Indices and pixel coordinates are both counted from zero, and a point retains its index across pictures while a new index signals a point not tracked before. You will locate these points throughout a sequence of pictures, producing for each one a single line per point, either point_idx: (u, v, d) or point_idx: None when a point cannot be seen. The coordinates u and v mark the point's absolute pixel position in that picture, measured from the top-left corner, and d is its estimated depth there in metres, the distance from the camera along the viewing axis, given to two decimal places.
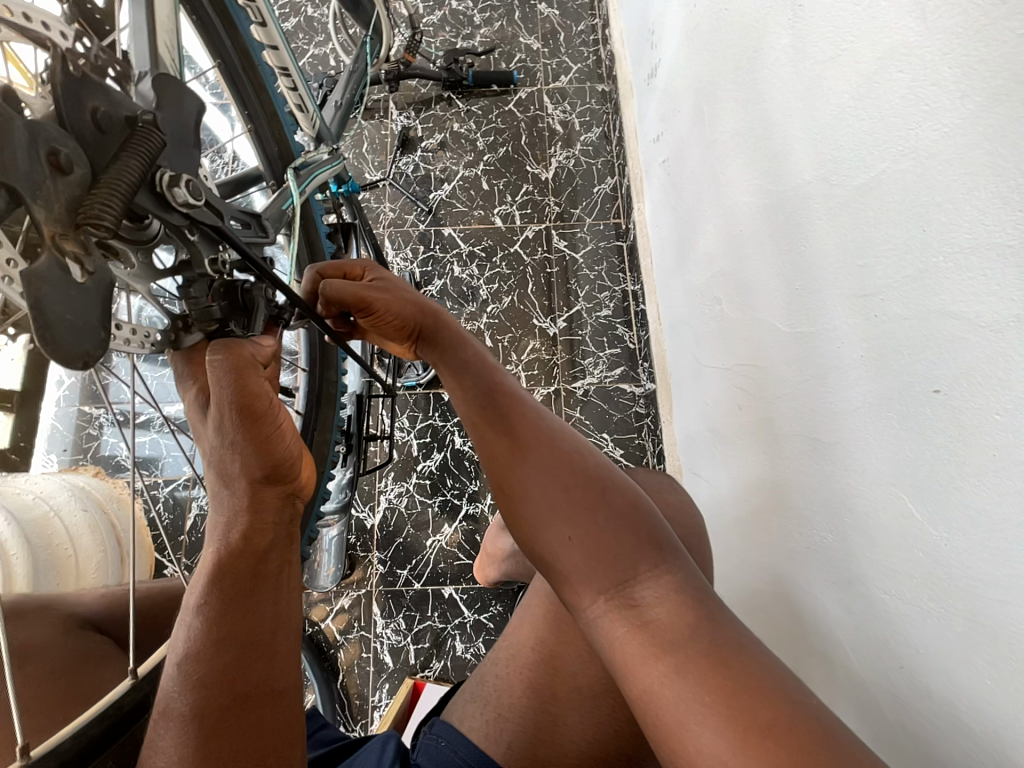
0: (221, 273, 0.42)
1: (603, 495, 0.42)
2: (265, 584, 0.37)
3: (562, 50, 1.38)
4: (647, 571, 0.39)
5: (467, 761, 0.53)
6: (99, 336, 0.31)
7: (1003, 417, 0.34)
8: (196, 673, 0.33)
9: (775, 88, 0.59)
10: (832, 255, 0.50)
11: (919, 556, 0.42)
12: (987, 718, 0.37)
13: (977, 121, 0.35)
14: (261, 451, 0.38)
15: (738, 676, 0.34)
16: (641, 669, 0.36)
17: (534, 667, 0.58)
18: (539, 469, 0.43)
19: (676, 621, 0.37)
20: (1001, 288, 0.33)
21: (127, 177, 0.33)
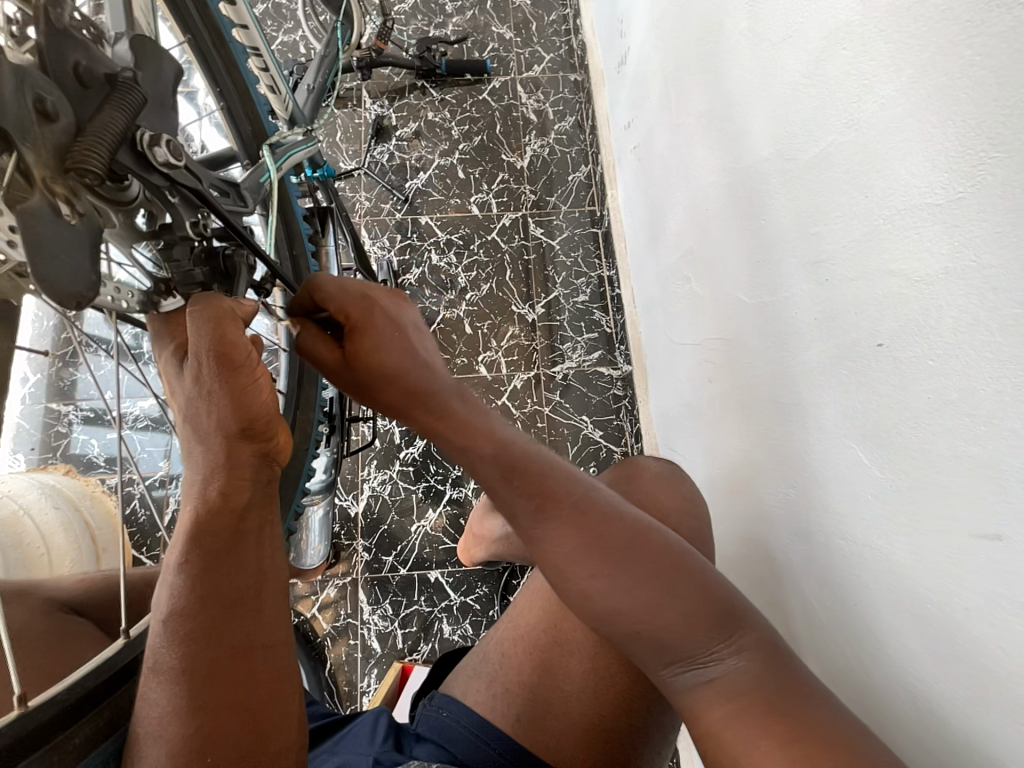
0: (202, 236, 0.42)
1: (671, 576, 0.42)
2: (245, 542, 0.39)
3: (535, 39, 1.39)
4: (708, 636, 0.42)
5: (470, 729, 0.54)
6: (88, 279, 0.32)
7: (936, 363, 0.37)
8: (183, 628, 0.36)
9: (735, 70, 0.61)
10: (788, 226, 0.53)
11: (868, 498, 0.45)
12: (923, 641, 0.41)
13: (909, 91, 0.38)
14: (236, 405, 0.38)
15: (795, 725, 0.38)
16: (711, 720, 0.40)
17: (543, 646, 0.58)
18: (604, 552, 0.43)
19: (751, 685, 0.40)
20: (931, 244, 0.37)
21: (115, 127, 0.32)
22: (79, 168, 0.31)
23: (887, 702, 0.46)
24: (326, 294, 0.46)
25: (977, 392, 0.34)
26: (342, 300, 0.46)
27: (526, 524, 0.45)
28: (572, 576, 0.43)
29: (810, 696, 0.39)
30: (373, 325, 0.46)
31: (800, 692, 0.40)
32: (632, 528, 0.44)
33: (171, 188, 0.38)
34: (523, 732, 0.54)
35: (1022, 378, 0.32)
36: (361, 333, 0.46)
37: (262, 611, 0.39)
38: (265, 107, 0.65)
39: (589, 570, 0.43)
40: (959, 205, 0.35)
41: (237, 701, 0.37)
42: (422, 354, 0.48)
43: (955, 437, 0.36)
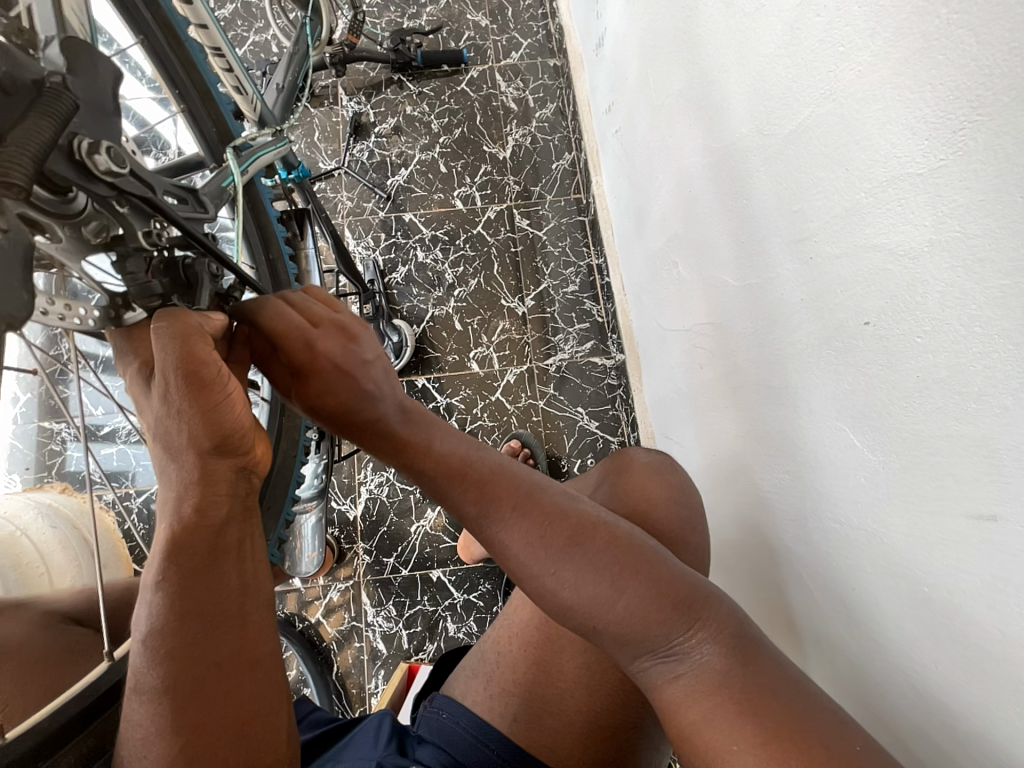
0: (157, 246, 0.40)
1: (622, 571, 0.42)
2: (227, 556, 0.37)
3: (511, 25, 1.36)
4: (672, 627, 0.41)
5: (469, 731, 0.54)
6: (21, 297, 0.30)
7: (922, 339, 0.36)
8: (163, 648, 0.34)
9: (711, 44, 0.59)
10: (771, 203, 0.51)
11: (862, 481, 0.44)
12: (920, 626, 0.40)
13: (885, 57, 0.36)
14: (208, 421, 0.37)
15: (771, 716, 0.36)
16: (680, 715, 0.39)
17: (536, 647, 0.57)
18: (551, 550, 0.43)
19: (717, 677, 0.39)
20: (914, 216, 0.35)
21: (39, 137, 0.30)
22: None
23: (889, 684, 0.45)
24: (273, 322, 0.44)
25: (966, 368, 0.33)
26: (283, 334, 0.44)
27: (478, 525, 0.46)
28: (525, 575, 0.44)
29: (780, 686, 0.38)
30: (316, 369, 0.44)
31: (789, 687, 0.38)
32: (580, 523, 0.44)
33: (119, 198, 0.37)
34: (523, 732, 0.53)
35: (1011, 353, 0.30)
36: (304, 373, 0.45)
37: (247, 626, 0.37)
38: (231, 107, 0.63)
39: (539, 566, 0.43)
40: (940, 173, 0.33)
41: (224, 721, 0.34)
42: (368, 388, 0.46)
43: (946, 416, 0.35)
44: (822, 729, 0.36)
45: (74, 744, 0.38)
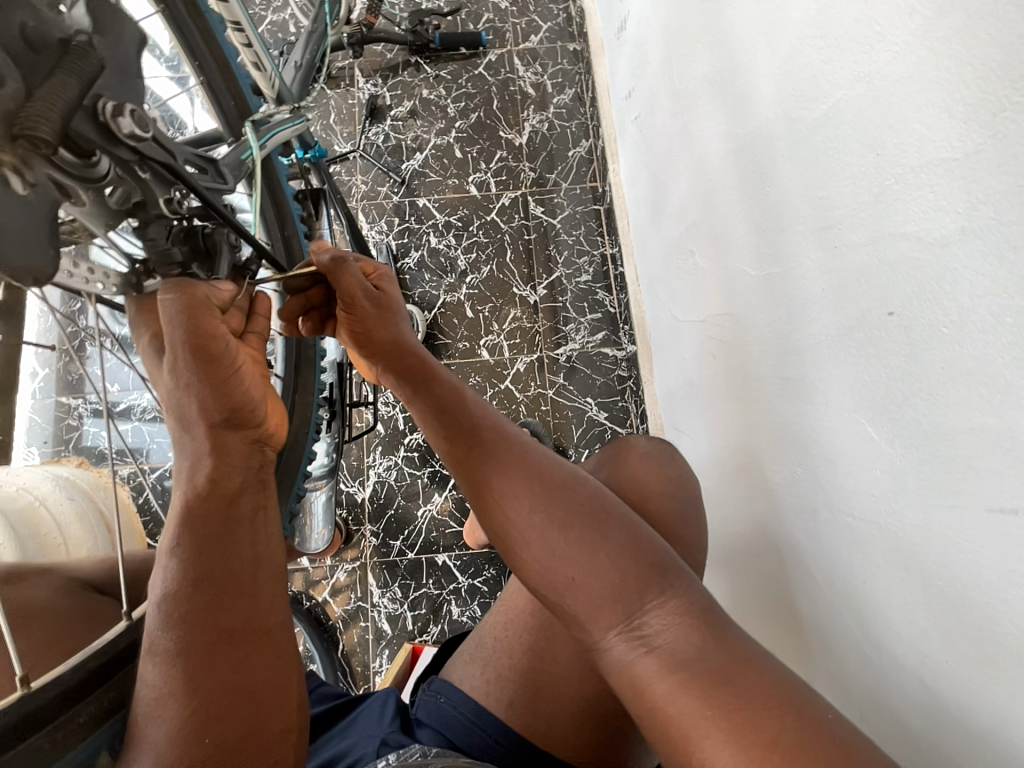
0: (178, 214, 0.40)
1: (605, 527, 0.43)
2: (239, 527, 0.38)
3: (531, 8, 1.34)
4: (649, 596, 0.41)
5: (467, 715, 0.55)
6: (48, 254, 0.32)
7: (950, 329, 0.35)
8: (178, 612, 0.35)
9: (739, 26, 0.58)
10: (795, 191, 0.50)
11: (878, 474, 0.43)
12: (938, 623, 0.40)
13: (924, 36, 0.35)
14: (220, 393, 0.38)
15: (743, 696, 0.36)
16: (651, 687, 0.38)
17: (535, 631, 0.58)
18: (540, 497, 0.44)
19: (688, 651, 0.39)
20: (948, 202, 0.34)
21: (66, 96, 0.30)
22: (26, 135, 0.29)
23: (896, 677, 0.45)
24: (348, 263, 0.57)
25: (994, 360, 0.33)
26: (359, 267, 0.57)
27: (467, 473, 0.47)
28: (509, 525, 0.45)
29: (751, 664, 0.38)
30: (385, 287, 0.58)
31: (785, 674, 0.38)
32: (568, 482, 0.45)
33: (141, 164, 0.37)
34: (519, 717, 0.54)
35: None
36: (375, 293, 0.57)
37: (258, 596, 0.38)
38: (248, 82, 0.64)
39: (523, 514, 0.44)
40: (977, 158, 0.32)
41: (230, 687, 0.35)
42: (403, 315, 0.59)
43: (970, 409, 0.35)
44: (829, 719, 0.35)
45: (92, 698, 0.39)
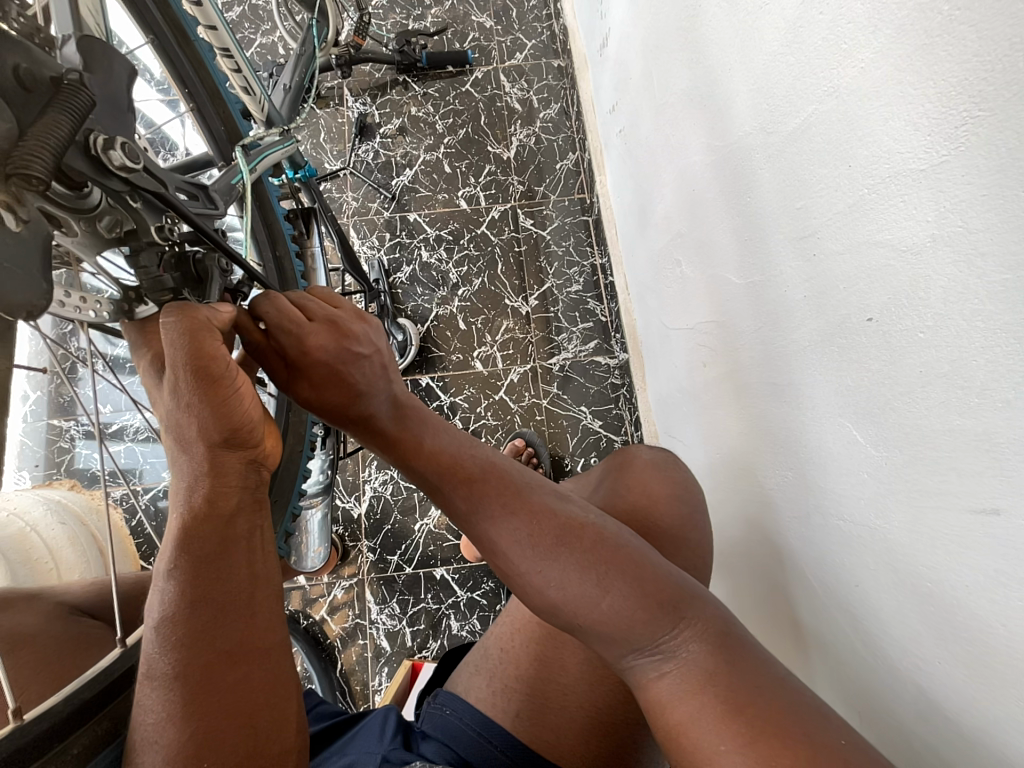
0: (169, 242, 0.41)
1: (608, 567, 0.42)
2: (236, 546, 0.38)
3: (515, 26, 1.37)
4: (660, 631, 0.40)
5: (473, 727, 0.54)
6: (42, 287, 0.32)
7: (924, 334, 0.36)
8: (175, 634, 0.35)
9: (715, 42, 0.60)
10: (774, 202, 0.52)
11: (865, 478, 0.44)
12: (926, 632, 0.40)
13: (888, 52, 0.36)
14: (219, 415, 0.38)
15: (759, 723, 0.35)
16: (668, 718, 0.38)
17: (541, 641, 0.57)
18: (538, 548, 0.43)
19: (705, 678, 0.38)
20: (917, 211, 0.35)
21: (56, 133, 0.31)
22: (19, 174, 0.29)
23: (892, 680, 0.45)
24: (275, 317, 0.44)
25: (969, 362, 0.33)
26: (284, 330, 0.45)
27: (467, 517, 0.46)
28: (512, 571, 0.44)
29: (768, 689, 0.37)
30: (314, 365, 0.45)
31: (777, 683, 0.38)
32: (566, 523, 0.44)
33: (132, 194, 0.38)
34: (524, 731, 0.53)
35: (1013, 346, 0.30)
36: (301, 366, 0.46)
37: (256, 615, 0.37)
38: (238, 106, 0.64)
39: (523, 563, 0.43)
40: (943, 168, 0.33)
41: (234, 710, 0.35)
42: (360, 384, 0.47)
43: (948, 411, 0.35)
44: (822, 740, 0.35)
45: (85, 729, 0.37)
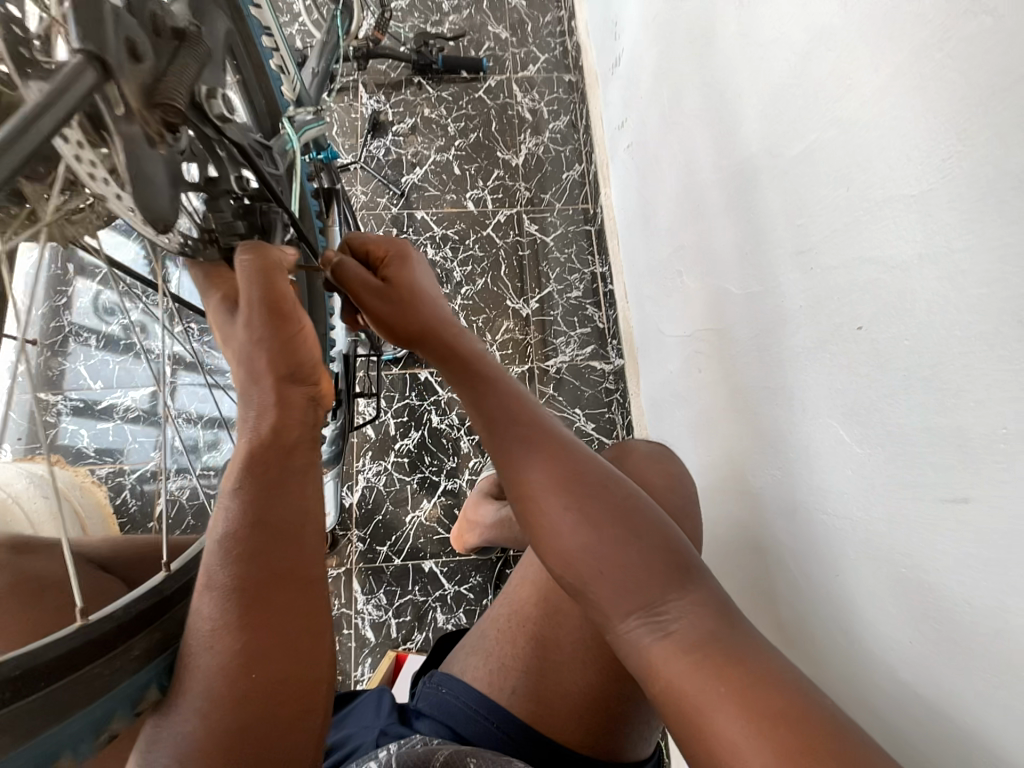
0: (242, 192, 0.47)
1: (636, 509, 0.44)
2: (290, 478, 0.40)
3: (530, 40, 1.42)
4: (674, 589, 0.42)
5: (469, 705, 0.55)
6: (166, 202, 0.39)
7: (910, 342, 0.40)
8: (239, 549, 0.36)
9: (727, 68, 0.64)
10: (778, 219, 0.56)
11: (849, 473, 0.48)
12: (913, 628, 0.43)
13: (888, 89, 0.41)
14: (286, 349, 0.42)
15: (754, 683, 0.37)
16: (666, 674, 0.39)
17: (539, 621, 0.59)
18: (576, 477, 0.45)
19: (710, 638, 0.39)
20: (904, 232, 0.40)
21: (186, 77, 0.37)
22: (164, 102, 0.36)
23: (867, 658, 0.48)
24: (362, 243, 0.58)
25: (947, 367, 0.37)
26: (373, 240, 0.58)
27: (509, 442, 0.47)
28: (542, 502, 0.45)
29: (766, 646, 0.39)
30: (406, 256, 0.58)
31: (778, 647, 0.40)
32: (600, 463, 0.47)
33: (220, 143, 0.43)
34: (521, 706, 0.54)
35: (986, 352, 0.34)
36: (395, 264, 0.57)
37: (306, 545, 0.39)
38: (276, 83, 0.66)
39: (558, 491, 0.44)
40: (931, 194, 0.38)
41: (279, 635, 0.36)
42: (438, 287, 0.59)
43: (927, 411, 0.39)
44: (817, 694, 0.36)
45: None
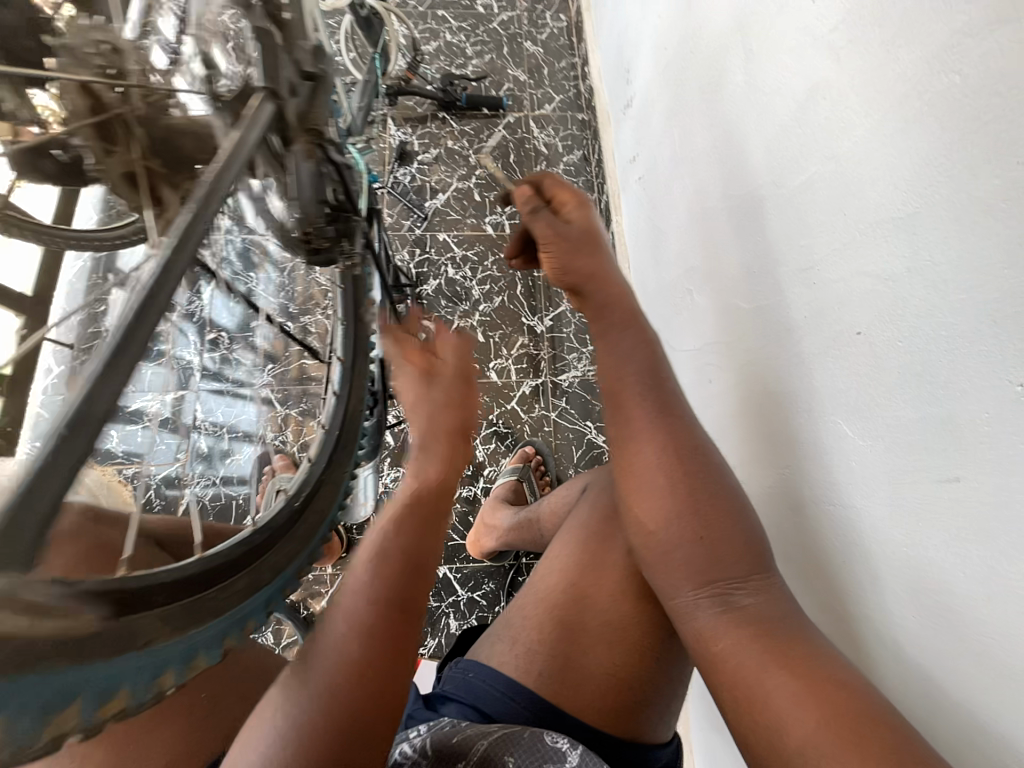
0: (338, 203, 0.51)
1: (732, 503, 0.51)
2: (449, 475, 0.49)
3: (546, 82, 1.55)
4: (754, 576, 0.49)
5: (496, 688, 0.58)
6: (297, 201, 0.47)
7: (902, 343, 0.46)
8: (399, 519, 0.44)
9: (735, 112, 0.73)
10: (783, 240, 0.63)
11: (852, 464, 0.53)
12: (921, 615, 0.46)
13: (877, 130, 0.48)
14: (432, 377, 0.54)
15: (805, 654, 0.44)
16: (738, 645, 0.46)
17: (567, 607, 0.62)
18: (684, 464, 0.52)
19: (779, 620, 0.47)
20: (895, 249, 0.46)
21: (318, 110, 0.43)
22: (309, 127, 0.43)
23: (875, 638, 0.52)
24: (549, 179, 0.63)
25: (936, 363, 0.43)
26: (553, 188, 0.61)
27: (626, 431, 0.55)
28: (655, 481, 0.52)
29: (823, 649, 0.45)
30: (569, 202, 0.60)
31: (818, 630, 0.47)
32: (703, 456, 0.53)
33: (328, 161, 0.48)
34: (547, 687, 0.57)
35: (968, 348, 0.40)
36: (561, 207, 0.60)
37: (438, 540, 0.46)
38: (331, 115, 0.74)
39: (666, 473, 0.52)
40: (916, 216, 0.44)
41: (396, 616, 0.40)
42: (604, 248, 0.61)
43: (920, 402, 0.45)
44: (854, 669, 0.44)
45: None
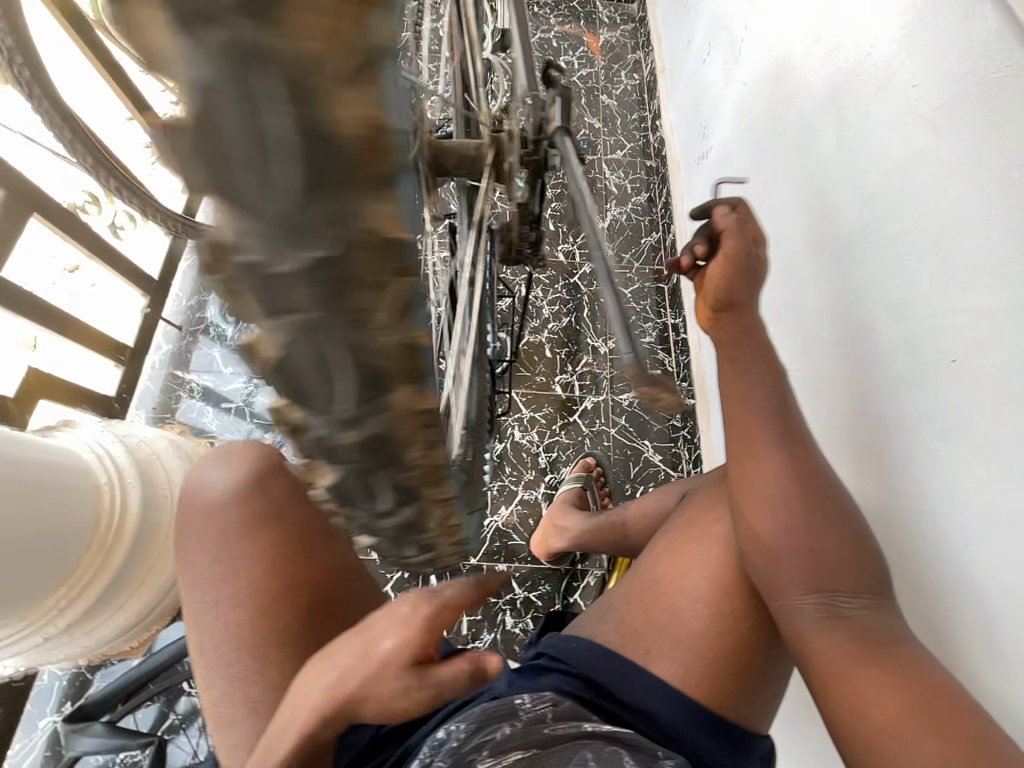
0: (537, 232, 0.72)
1: (841, 523, 0.56)
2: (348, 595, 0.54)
3: (619, 131, 1.71)
4: (859, 590, 0.54)
5: (599, 656, 0.65)
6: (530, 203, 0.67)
7: (1000, 370, 0.54)
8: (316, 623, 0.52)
9: (825, 170, 0.84)
10: (874, 281, 0.72)
11: (953, 477, 0.59)
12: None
13: (975, 193, 0.58)
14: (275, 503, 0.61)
15: (902, 666, 0.50)
16: (839, 652, 0.52)
17: (674, 599, 0.67)
18: (803, 487, 0.57)
19: (875, 633, 0.52)
20: (993, 291, 0.55)
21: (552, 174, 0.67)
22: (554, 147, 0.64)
23: (990, 638, 0.57)
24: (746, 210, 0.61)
25: None
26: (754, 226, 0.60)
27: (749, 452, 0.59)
28: (770, 498, 0.57)
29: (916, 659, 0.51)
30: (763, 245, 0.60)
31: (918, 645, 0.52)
32: (822, 481, 0.58)
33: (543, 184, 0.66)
34: (653, 664, 0.63)
35: None
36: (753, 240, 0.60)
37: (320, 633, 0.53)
38: None
39: (785, 492, 0.57)
40: (1015, 264, 0.53)
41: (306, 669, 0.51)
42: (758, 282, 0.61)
43: (1019, 421, 0.52)
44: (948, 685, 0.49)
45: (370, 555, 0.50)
